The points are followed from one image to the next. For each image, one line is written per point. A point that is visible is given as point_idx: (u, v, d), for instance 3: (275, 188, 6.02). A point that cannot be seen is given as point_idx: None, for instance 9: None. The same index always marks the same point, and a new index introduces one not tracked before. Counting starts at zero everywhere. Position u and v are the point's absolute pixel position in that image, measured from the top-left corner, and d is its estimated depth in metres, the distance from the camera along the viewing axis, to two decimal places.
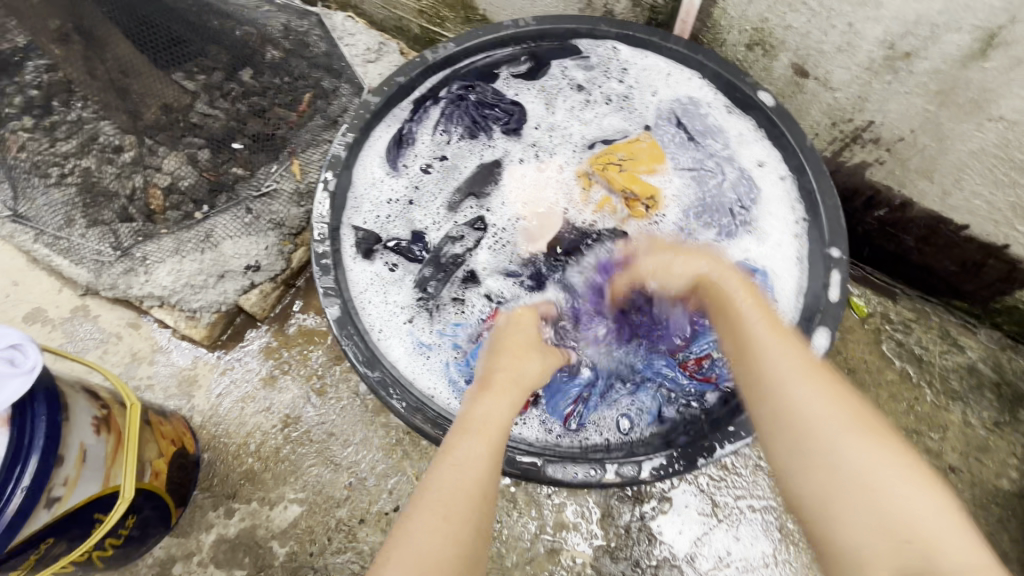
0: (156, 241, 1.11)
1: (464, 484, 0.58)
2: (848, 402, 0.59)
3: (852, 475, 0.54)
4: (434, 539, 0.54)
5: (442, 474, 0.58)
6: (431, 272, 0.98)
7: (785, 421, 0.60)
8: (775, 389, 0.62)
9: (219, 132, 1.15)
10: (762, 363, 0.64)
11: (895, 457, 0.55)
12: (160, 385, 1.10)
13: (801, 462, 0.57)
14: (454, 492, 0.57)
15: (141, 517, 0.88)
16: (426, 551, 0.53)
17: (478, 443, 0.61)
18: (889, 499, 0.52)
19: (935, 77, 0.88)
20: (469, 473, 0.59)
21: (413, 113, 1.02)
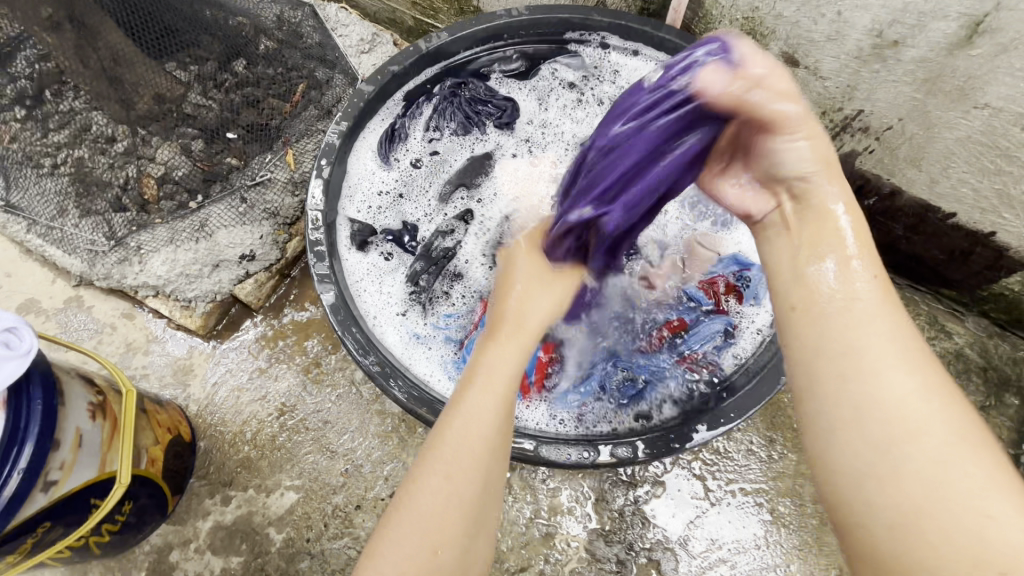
0: (151, 231, 1.11)
1: (465, 448, 0.57)
2: (953, 403, 0.49)
3: (949, 491, 0.45)
4: (436, 505, 0.55)
5: (443, 438, 0.58)
6: (422, 266, 0.98)
7: (874, 414, 0.49)
8: (869, 376, 0.50)
9: (213, 123, 1.15)
10: (854, 339, 0.52)
11: (999, 478, 0.46)
12: (155, 374, 1.10)
13: (890, 465, 0.47)
14: (455, 458, 0.56)
15: (138, 505, 0.88)
16: (428, 516, 0.54)
17: (479, 407, 0.59)
18: (990, 527, 0.43)
19: (921, 65, 0.89)
20: (470, 436, 0.57)
21: (405, 107, 1.03)
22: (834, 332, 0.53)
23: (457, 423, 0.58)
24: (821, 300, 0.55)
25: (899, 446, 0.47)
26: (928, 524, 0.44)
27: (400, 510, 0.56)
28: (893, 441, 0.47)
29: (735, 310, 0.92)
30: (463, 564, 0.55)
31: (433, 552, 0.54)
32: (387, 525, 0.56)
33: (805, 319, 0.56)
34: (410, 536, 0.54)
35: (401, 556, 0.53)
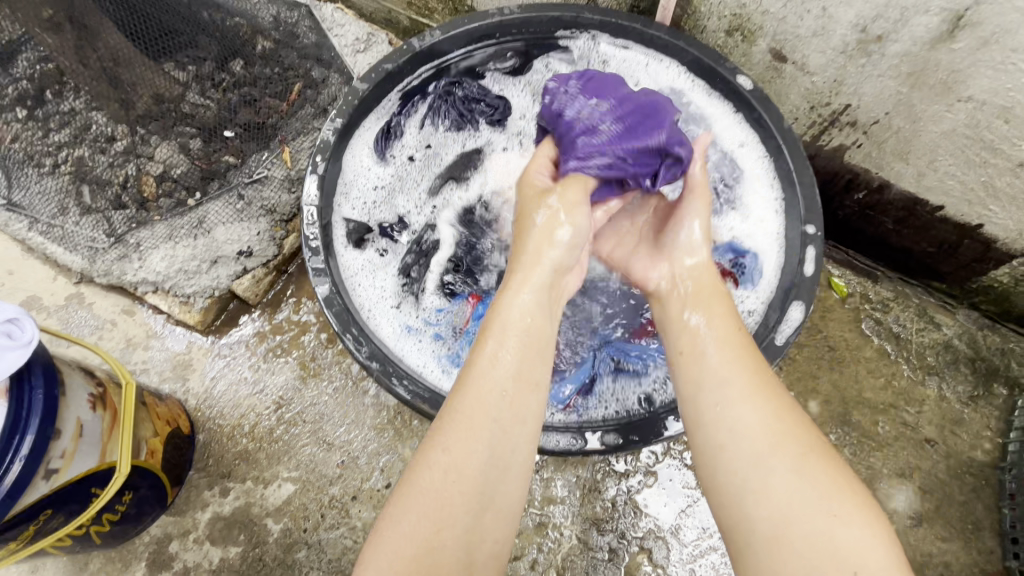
0: (150, 228, 1.13)
1: (471, 423, 0.59)
2: (803, 425, 0.59)
3: (805, 499, 0.52)
4: (441, 483, 0.56)
5: (449, 416, 0.60)
6: (413, 258, 1.01)
7: (742, 437, 0.57)
8: (732, 407, 0.60)
9: (211, 122, 1.17)
10: (728, 374, 0.62)
11: (846, 484, 0.54)
12: (155, 369, 1.12)
13: (758, 480, 0.55)
14: (461, 435, 0.58)
15: (138, 495, 0.90)
16: (435, 492, 0.56)
17: (482, 382, 0.61)
18: (840, 528, 0.51)
19: (905, 59, 0.90)
20: (475, 409, 0.60)
21: (401, 105, 1.04)
22: (711, 370, 0.63)
23: (462, 400, 0.61)
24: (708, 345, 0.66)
25: (764, 462, 0.55)
26: (793, 528, 0.52)
27: (407, 488, 0.57)
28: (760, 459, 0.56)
29: None
30: (471, 546, 0.55)
31: (438, 530, 0.54)
32: (393, 505, 0.57)
33: (689, 364, 0.66)
34: (416, 513, 0.55)
35: (408, 533, 0.54)
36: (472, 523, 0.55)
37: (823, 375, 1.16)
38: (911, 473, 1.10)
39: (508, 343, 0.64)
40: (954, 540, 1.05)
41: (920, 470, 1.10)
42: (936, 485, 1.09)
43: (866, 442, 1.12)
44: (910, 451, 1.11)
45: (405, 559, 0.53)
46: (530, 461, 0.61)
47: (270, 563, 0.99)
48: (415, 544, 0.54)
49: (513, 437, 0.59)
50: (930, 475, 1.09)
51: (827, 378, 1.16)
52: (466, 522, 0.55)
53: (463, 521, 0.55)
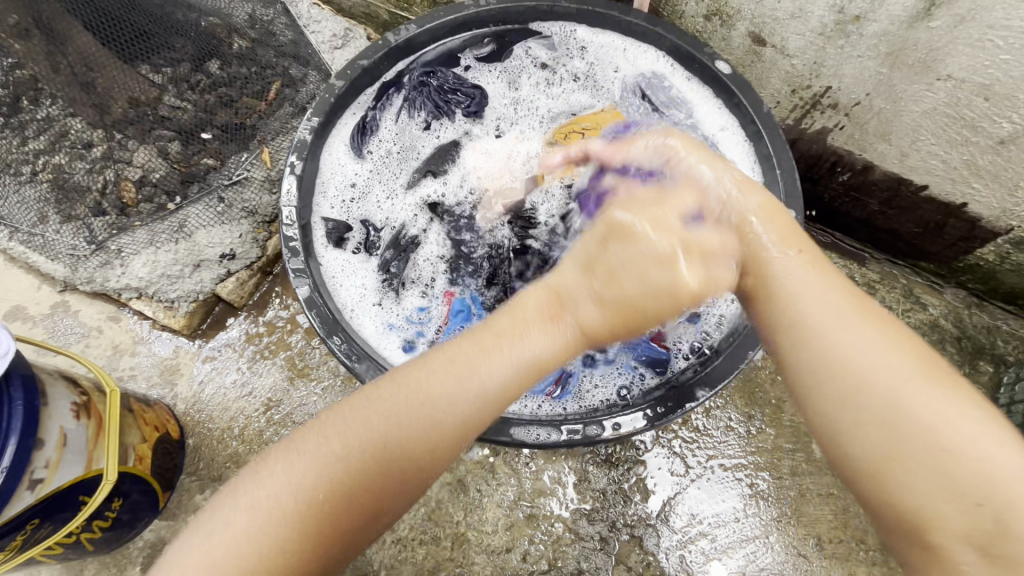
0: (131, 234, 1.12)
1: (429, 418, 0.60)
2: (897, 343, 0.60)
3: (910, 426, 0.56)
4: (381, 444, 0.59)
5: (418, 389, 0.61)
6: (391, 254, 0.99)
7: (834, 373, 0.59)
8: (817, 344, 0.60)
9: (188, 124, 1.16)
10: (810, 316, 0.61)
11: (951, 401, 0.57)
12: (143, 375, 1.11)
13: (851, 418, 0.58)
14: (409, 427, 0.60)
15: (129, 501, 0.91)
16: (375, 459, 0.59)
17: (459, 384, 0.61)
18: (955, 452, 0.55)
19: (884, 39, 0.89)
20: (441, 411, 0.60)
21: (376, 100, 1.02)
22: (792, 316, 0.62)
23: (432, 389, 0.61)
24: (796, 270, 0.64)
25: (856, 401, 0.58)
26: (895, 462, 0.56)
27: (335, 415, 0.61)
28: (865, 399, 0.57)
29: None
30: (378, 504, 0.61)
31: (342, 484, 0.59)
32: (319, 419, 0.62)
33: (767, 315, 0.64)
34: (325, 450, 0.59)
35: (313, 466, 0.59)
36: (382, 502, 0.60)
37: None
38: None
39: (494, 351, 0.62)
40: None
41: None
42: None
43: None
44: None
45: (301, 492, 0.58)
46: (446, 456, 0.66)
47: None
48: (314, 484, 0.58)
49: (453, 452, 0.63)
50: None
51: None
52: (360, 505, 0.59)
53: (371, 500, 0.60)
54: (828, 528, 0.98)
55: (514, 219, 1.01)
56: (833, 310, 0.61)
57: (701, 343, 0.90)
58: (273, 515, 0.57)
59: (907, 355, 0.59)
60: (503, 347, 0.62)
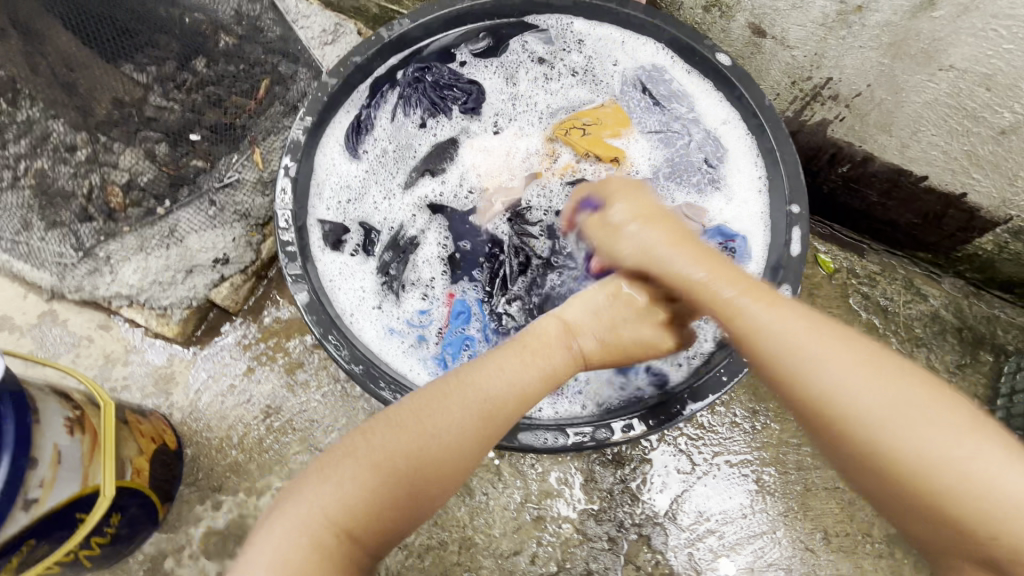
0: (120, 239, 1.09)
1: (485, 407, 0.64)
2: (874, 381, 0.57)
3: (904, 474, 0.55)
4: (454, 427, 0.62)
5: (473, 386, 0.65)
6: (390, 256, 0.97)
7: (829, 411, 0.57)
8: (789, 393, 0.60)
9: (176, 125, 1.12)
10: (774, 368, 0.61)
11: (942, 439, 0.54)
12: (136, 384, 1.09)
13: (845, 461, 0.59)
14: (475, 416, 0.63)
15: (127, 515, 0.88)
16: (454, 443, 0.62)
17: (519, 375, 0.67)
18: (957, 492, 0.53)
19: (886, 29, 0.88)
20: (496, 401, 0.65)
21: (370, 97, 1.00)
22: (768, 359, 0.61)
23: (485, 384, 0.65)
24: (756, 316, 0.63)
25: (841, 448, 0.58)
26: (897, 502, 0.56)
27: (421, 398, 0.64)
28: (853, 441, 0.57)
29: None
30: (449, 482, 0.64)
31: (427, 461, 0.61)
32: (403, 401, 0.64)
33: (746, 353, 0.64)
34: (418, 430, 0.61)
35: (411, 441, 0.61)
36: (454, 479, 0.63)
37: None
38: None
39: (534, 358, 0.69)
40: None
41: None
42: None
43: None
44: None
45: (406, 465, 0.60)
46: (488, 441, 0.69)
47: None
48: (405, 459, 0.60)
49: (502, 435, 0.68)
50: None
51: None
52: (444, 479, 0.62)
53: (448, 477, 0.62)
54: (834, 522, 0.99)
55: (514, 217, 0.99)
56: (794, 355, 0.60)
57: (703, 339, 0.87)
58: (371, 487, 0.58)
59: (885, 396, 0.56)
60: (537, 354, 0.70)
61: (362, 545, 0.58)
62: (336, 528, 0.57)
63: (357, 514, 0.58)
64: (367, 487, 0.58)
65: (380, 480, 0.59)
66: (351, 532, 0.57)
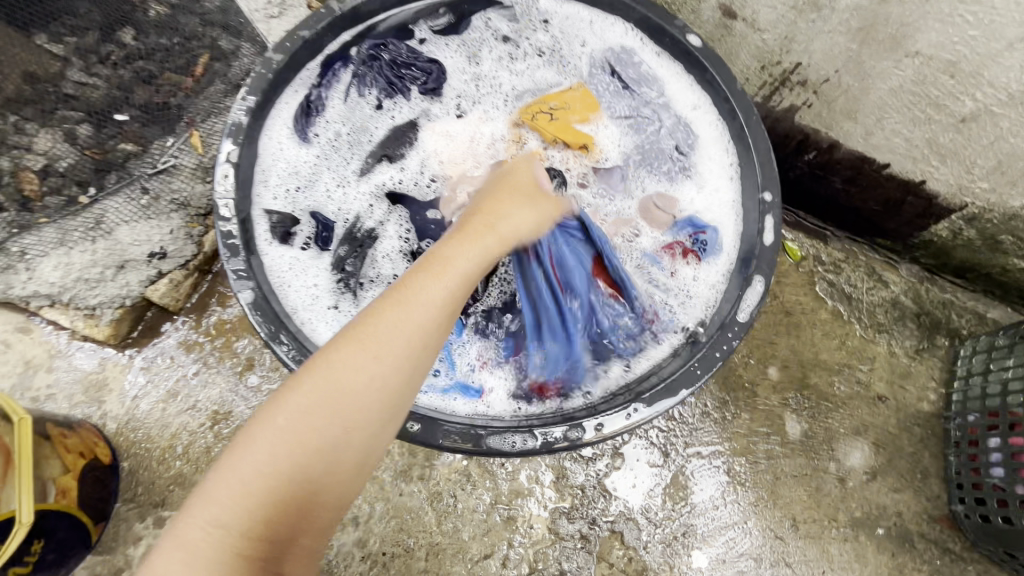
0: (36, 232, 0.96)
1: (383, 353, 0.55)
2: None
3: None
4: (343, 383, 0.53)
5: (365, 332, 0.55)
6: (346, 250, 0.90)
7: None
8: None
9: (100, 104, 1.01)
10: None
11: None
12: (63, 393, 0.98)
13: None
14: (376, 365, 0.54)
15: (54, 540, 0.80)
16: (345, 399, 0.53)
17: (404, 311, 0.57)
18: None
19: (856, 13, 0.85)
20: (398, 344, 0.55)
21: (321, 75, 0.92)
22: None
23: (385, 328, 0.55)
24: None
25: None
26: None
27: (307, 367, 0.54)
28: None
29: (696, 269, 0.89)
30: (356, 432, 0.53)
31: (314, 432, 0.52)
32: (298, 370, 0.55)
33: None
34: (303, 393, 0.52)
35: (295, 410, 0.52)
36: (360, 435, 0.54)
37: (780, 341, 1.12)
38: (866, 429, 1.07)
39: (418, 291, 0.58)
40: (906, 490, 1.05)
41: (876, 427, 1.08)
42: (888, 439, 1.07)
43: (824, 403, 1.08)
44: (864, 409, 1.09)
45: (292, 437, 0.51)
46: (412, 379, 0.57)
47: None
48: (281, 438, 0.51)
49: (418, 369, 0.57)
50: (882, 429, 1.08)
51: (785, 343, 1.11)
52: (351, 430, 0.53)
53: (349, 439, 0.53)
54: (803, 509, 1.01)
55: None
56: None
57: (677, 335, 0.86)
58: (254, 477, 0.50)
59: None
60: (437, 273, 0.60)
61: (259, 529, 0.50)
62: (226, 525, 0.49)
63: (244, 508, 0.50)
64: (247, 480, 0.50)
65: (264, 469, 0.50)
66: (245, 529, 0.50)
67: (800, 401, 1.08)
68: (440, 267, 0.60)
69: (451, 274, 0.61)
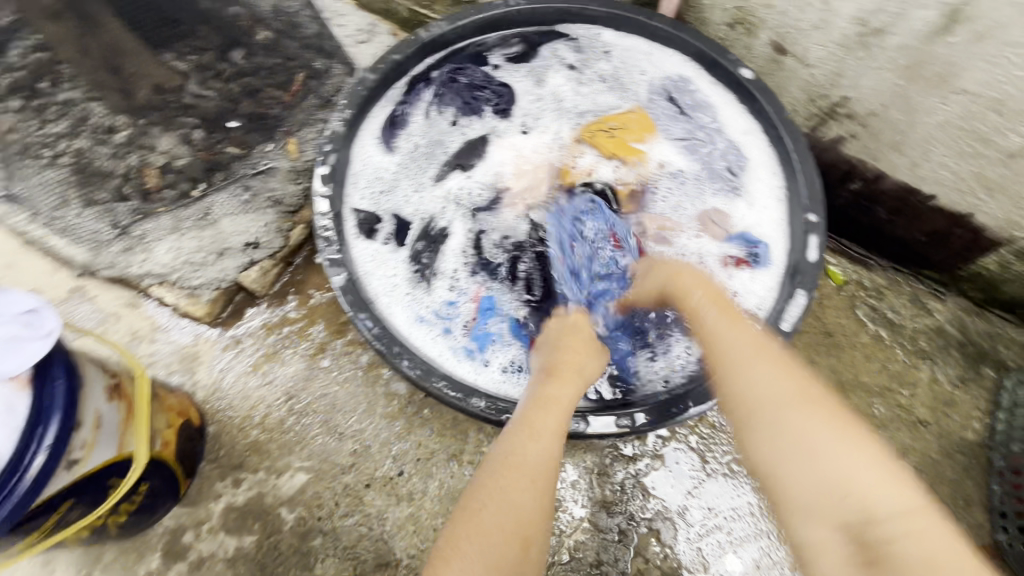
0: (155, 219, 1.12)
1: (531, 475, 0.67)
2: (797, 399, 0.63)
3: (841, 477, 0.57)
4: (512, 506, 0.64)
5: (515, 465, 0.67)
6: (422, 246, 1.01)
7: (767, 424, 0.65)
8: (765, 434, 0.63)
9: (212, 112, 1.16)
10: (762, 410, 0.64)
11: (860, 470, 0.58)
12: (161, 362, 1.11)
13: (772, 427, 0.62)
14: (535, 504, 0.66)
15: (153, 487, 0.91)
16: (517, 518, 0.64)
17: (536, 440, 0.70)
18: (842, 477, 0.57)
19: (903, 52, 0.92)
20: (539, 466, 0.68)
21: (406, 94, 1.04)
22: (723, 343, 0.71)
23: (527, 455, 0.68)
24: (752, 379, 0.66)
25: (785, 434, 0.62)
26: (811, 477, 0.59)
27: (475, 496, 0.66)
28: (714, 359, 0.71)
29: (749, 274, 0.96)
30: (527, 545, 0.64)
31: (502, 558, 0.62)
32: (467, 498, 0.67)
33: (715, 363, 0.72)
34: (483, 524, 0.63)
35: (480, 537, 0.62)
36: (530, 549, 0.64)
37: (820, 360, 1.16)
38: (906, 452, 1.10)
39: (541, 420, 0.72)
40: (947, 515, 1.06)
41: (917, 451, 1.10)
42: (929, 464, 1.09)
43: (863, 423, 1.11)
44: (905, 432, 1.11)
45: (484, 555, 0.61)
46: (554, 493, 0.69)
47: (285, 552, 1.00)
48: (477, 555, 0.61)
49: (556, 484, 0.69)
50: (923, 454, 1.09)
51: (825, 362, 1.15)
52: (525, 542, 0.64)
53: (525, 562, 0.63)
54: None
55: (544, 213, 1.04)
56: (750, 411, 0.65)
57: None
58: None
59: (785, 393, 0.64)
60: (546, 405, 0.74)
61: None
62: None
63: None
64: None
65: None
66: None
67: None
68: (550, 399, 0.75)
69: (559, 403, 0.75)
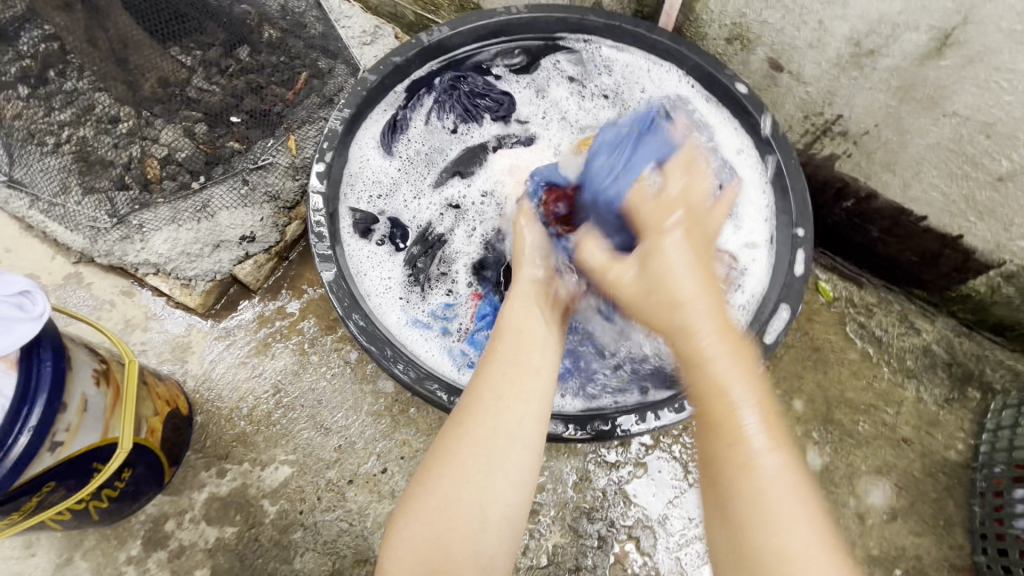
0: (153, 210, 1.13)
1: (475, 408, 0.67)
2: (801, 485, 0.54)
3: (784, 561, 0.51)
4: (452, 447, 0.66)
5: (465, 404, 0.68)
6: (418, 249, 1.03)
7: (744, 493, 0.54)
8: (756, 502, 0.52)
9: (216, 107, 1.18)
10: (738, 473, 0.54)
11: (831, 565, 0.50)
12: (154, 350, 1.12)
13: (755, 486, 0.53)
14: (477, 445, 0.64)
15: (137, 472, 0.91)
16: (455, 459, 0.65)
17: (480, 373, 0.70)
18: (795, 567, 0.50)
19: (895, 74, 0.93)
20: (481, 396, 0.68)
21: (407, 99, 1.06)
22: (720, 404, 0.56)
23: (470, 392, 0.69)
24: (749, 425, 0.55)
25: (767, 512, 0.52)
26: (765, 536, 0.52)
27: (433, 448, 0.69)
28: (704, 389, 0.57)
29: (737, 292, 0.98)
30: (476, 483, 0.63)
31: (446, 500, 0.63)
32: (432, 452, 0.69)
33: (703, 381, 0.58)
34: (429, 471, 0.66)
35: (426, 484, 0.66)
36: (478, 487, 0.63)
37: (807, 375, 1.17)
38: (888, 469, 1.11)
39: (487, 355, 0.72)
40: (927, 535, 1.07)
41: (898, 468, 1.11)
42: (910, 482, 1.10)
43: (846, 439, 1.12)
44: (888, 450, 1.12)
45: (430, 499, 0.64)
46: (508, 423, 0.65)
47: (265, 544, 1.01)
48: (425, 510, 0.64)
49: (517, 414, 0.66)
50: (904, 472, 1.10)
51: (812, 377, 1.16)
52: (469, 482, 0.64)
53: (467, 503, 0.63)
54: None
55: None
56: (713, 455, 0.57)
57: None
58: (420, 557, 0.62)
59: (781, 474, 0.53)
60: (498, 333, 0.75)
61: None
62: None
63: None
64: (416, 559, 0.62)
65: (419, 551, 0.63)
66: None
67: (822, 434, 1.13)
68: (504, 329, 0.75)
69: (505, 327, 0.75)
